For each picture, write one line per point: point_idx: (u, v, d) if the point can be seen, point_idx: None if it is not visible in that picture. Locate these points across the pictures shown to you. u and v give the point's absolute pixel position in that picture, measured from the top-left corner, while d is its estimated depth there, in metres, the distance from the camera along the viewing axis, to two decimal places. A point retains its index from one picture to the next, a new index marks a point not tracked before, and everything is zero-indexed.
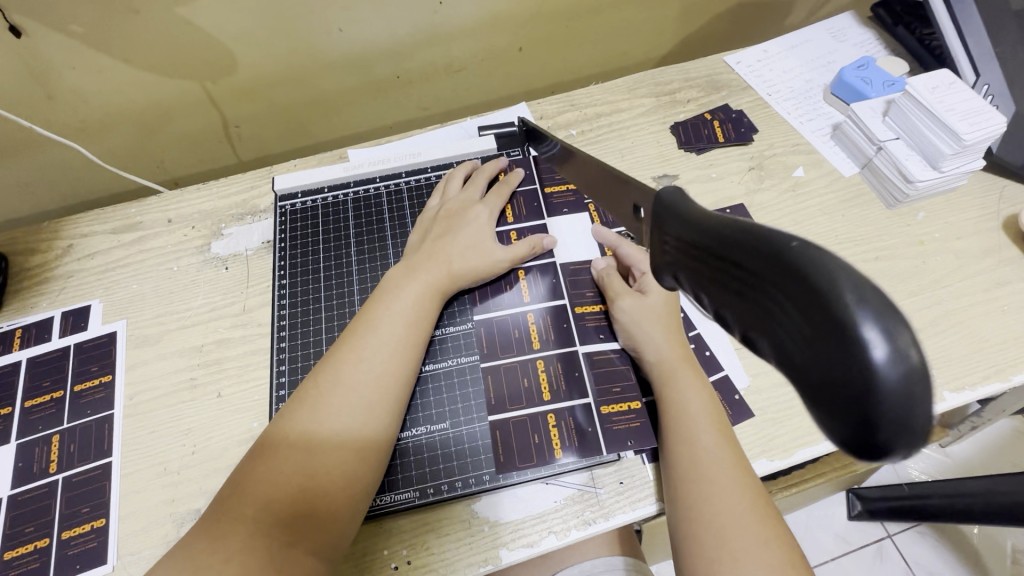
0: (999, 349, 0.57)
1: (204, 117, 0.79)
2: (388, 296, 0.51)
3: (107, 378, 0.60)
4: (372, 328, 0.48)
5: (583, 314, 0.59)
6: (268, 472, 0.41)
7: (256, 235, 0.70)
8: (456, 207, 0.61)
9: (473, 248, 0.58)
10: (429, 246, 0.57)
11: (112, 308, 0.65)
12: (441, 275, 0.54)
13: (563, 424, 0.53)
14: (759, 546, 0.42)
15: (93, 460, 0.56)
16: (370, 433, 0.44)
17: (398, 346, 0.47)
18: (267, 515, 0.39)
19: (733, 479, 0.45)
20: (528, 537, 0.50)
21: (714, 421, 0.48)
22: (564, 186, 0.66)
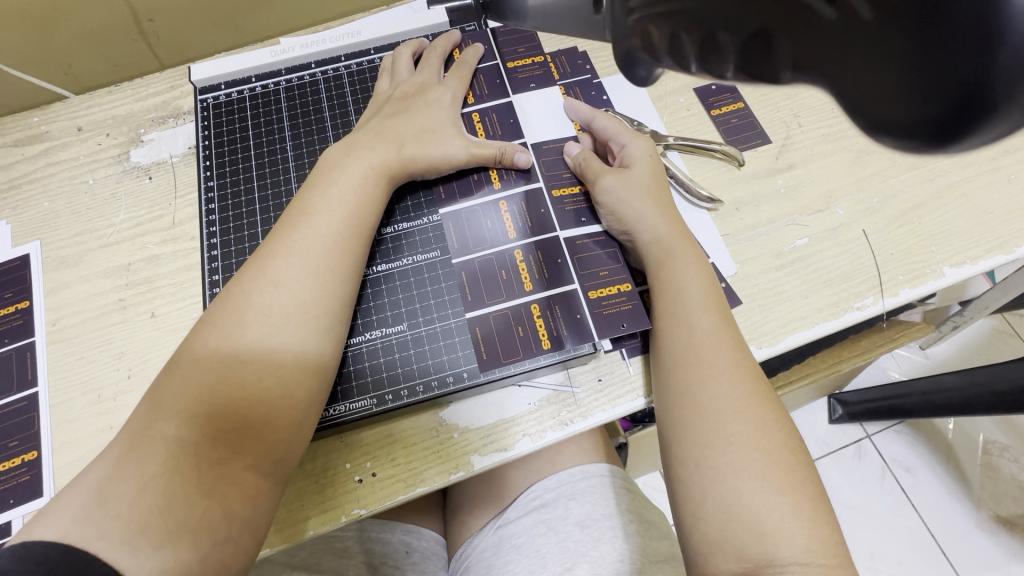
0: (1003, 220, 0.53)
1: (107, 8, 0.67)
2: (316, 198, 0.45)
3: (24, 304, 0.53)
4: (294, 236, 0.42)
5: (561, 196, 0.53)
6: (186, 385, 0.37)
7: (181, 139, 0.61)
8: (409, 88, 0.54)
9: (430, 131, 0.51)
10: (376, 125, 0.51)
11: (22, 228, 0.57)
12: (391, 156, 0.49)
13: (548, 316, 0.49)
14: (757, 431, 0.39)
15: (17, 391, 0.50)
16: (310, 334, 0.40)
17: (337, 240, 0.43)
18: (190, 433, 0.35)
19: (732, 366, 0.42)
20: (500, 442, 0.47)
21: (713, 307, 0.45)
22: (529, 60, 0.60)
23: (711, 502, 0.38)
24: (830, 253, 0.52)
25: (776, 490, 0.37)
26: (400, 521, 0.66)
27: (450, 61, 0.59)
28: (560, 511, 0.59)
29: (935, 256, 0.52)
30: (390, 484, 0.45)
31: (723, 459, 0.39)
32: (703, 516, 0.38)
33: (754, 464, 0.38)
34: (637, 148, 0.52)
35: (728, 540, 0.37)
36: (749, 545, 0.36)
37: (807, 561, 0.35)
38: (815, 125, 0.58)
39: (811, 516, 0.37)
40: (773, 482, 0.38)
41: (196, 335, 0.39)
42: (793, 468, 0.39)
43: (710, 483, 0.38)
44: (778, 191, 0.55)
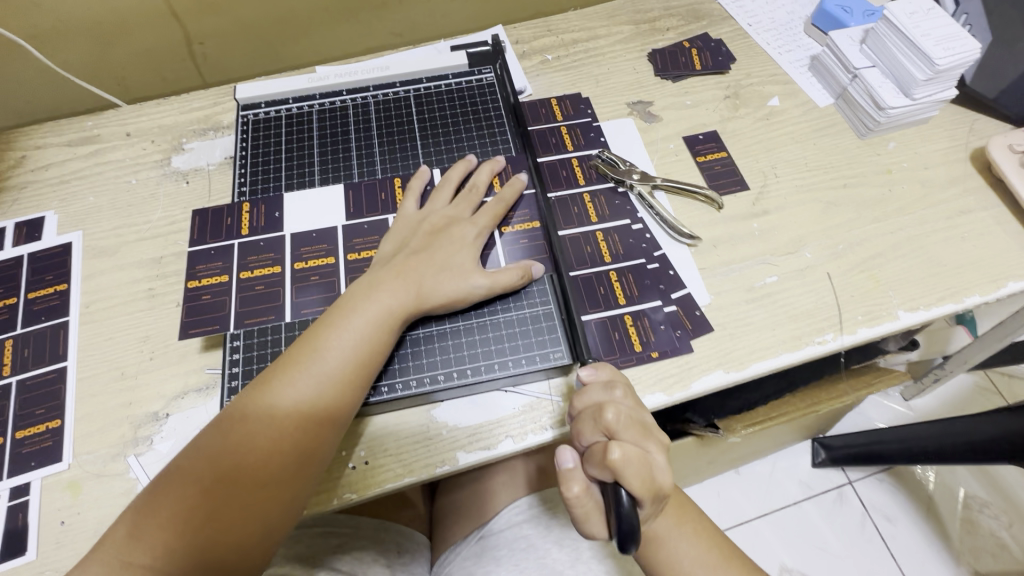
0: (955, 272, 0.58)
1: (165, 30, 0.75)
2: (330, 335, 0.47)
3: (62, 286, 0.59)
4: (299, 375, 0.45)
5: (517, 233, 0.57)
6: (182, 499, 0.40)
7: (218, 150, 0.67)
8: (438, 219, 0.55)
9: (451, 269, 0.51)
10: (400, 264, 0.51)
11: (68, 219, 0.63)
12: (410, 298, 0.49)
13: (524, 217, 0.58)
14: None
15: (49, 363, 0.55)
16: (281, 477, 0.42)
17: (336, 382, 0.45)
18: (181, 554, 0.39)
19: None
20: (485, 441, 0.51)
21: (705, 554, 0.48)
22: (321, 157, 0.61)
23: None
24: (797, 291, 0.57)
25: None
26: (393, 523, 0.69)
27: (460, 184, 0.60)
28: (542, 527, 0.61)
29: (892, 300, 0.57)
30: (381, 473, 0.50)
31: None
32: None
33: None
34: None
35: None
36: None
37: None
38: (790, 176, 0.65)
39: None
40: None
41: (173, 480, 0.41)
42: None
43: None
44: (752, 233, 0.61)
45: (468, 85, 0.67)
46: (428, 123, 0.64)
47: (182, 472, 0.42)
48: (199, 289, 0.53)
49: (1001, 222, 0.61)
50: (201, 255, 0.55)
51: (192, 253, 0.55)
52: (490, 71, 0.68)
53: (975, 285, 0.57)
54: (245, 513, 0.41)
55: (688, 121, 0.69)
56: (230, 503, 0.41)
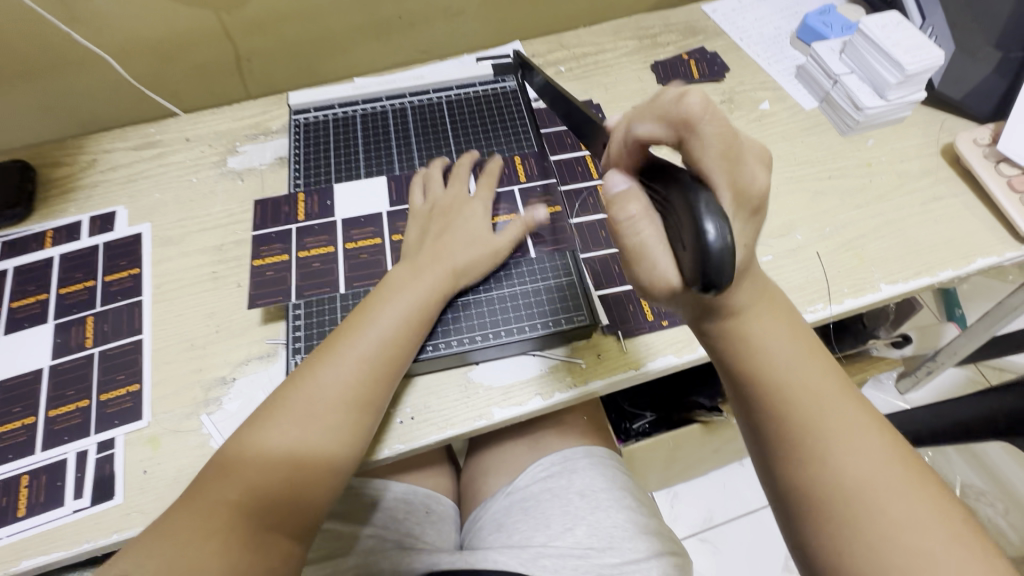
0: (930, 251, 0.66)
1: (218, 48, 0.84)
2: (381, 308, 0.54)
3: (135, 270, 0.66)
4: (358, 342, 0.52)
5: (535, 220, 0.65)
6: (260, 451, 0.47)
7: (269, 152, 0.75)
8: (446, 204, 0.63)
9: (473, 244, 0.60)
10: (434, 247, 0.59)
11: (137, 213, 0.71)
12: (445, 276, 0.57)
13: (539, 207, 0.66)
14: (862, 461, 0.41)
15: (126, 336, 0.62)
16: (346, 427, 0.49)
17: (390, 346, 0.53)
18: (257, 499, 0.45)
19: (811, 376, 0.44)
20: (517, 398, 0.57)
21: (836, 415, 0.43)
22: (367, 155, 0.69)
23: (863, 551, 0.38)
24: (789, 268, 0.65)
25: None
26: (422, 486, 0.75)
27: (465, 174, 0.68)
28: (563, 481, 0.68)
29: (874, 275, 0.64)
30: (425, 425, 0.56)
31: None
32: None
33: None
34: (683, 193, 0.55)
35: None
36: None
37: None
38: (781, 170, 0.72)
39: (951, 542, 0.38)
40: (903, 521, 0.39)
41: (251, 427, 0.49)
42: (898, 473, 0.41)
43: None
44: None
45: (493, 92, 0.76)
46: (458, 124, 0.73)
47: (256, 428, 0.48)
48: (264, 265, 0.60)
49: (970, 207, 0.69)
50: (265, 238, 0.62)
51: (256, 237, 0.62)
52: (513, 80, 0.77)
53: (947, 261, 0.65)
54: (316, 460, 0.48)
55: None
56: (304, 452, 0.48)
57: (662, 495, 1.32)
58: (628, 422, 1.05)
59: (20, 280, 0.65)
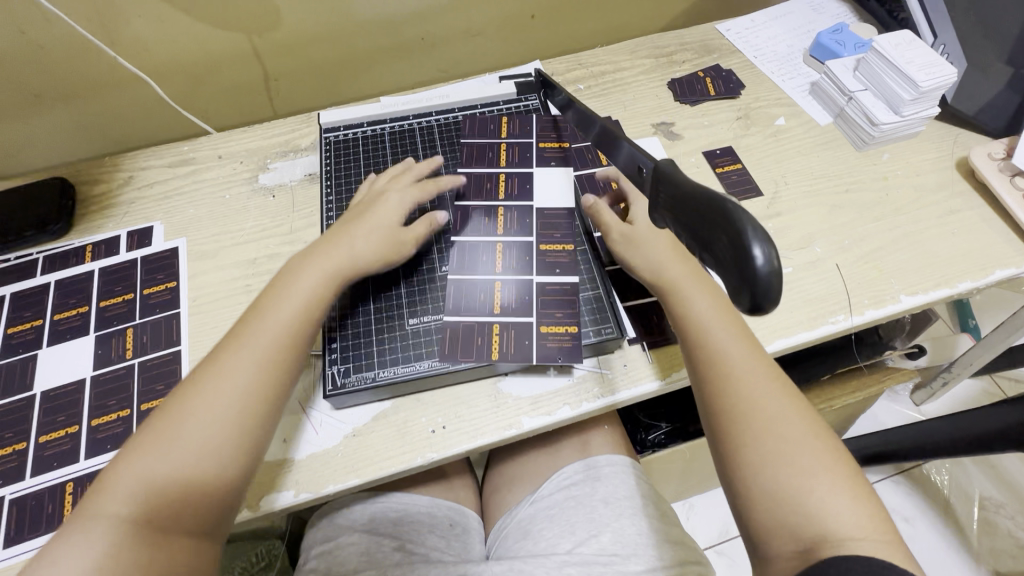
0: (948, 263, 0.67)
1: (249, 69, 0.87)
2: (269, 300, 0.56)
3: (171, 283, 0.68)
4: (247, 329, 0.53)
5: (546, 251, 0.65)
6: (156, 454, 0.47)
7: (299, 169, 0.78)
8: (369, 199, 0.65)
9: (375, 239, 0.61)
10: (333, 236, 0.61)
11: (172, 228, 0.73)
12: (337, 259, 0.58)
13: (548, 237, 0.66)
14: (783, 422, 0.49)
15: (164, 347, 0.63)
16: (240, 417, 0.49)
17: (281, 329, 0.53)
18: (150, 503, 0.45)
19: (746, 364, 0.52)
20: (546, 408, 0.59)
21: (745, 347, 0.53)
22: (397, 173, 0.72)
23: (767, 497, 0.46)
24: (810, 280, 0.66)
25: (822, 477, 0.45)
26: (445, 499, 0.76)
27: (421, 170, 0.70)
28: (587, 489, 0.69)
29: (894, 287, 0.65)
30: (458, 435, 0.57)
31: (767, 475, 0.46)
32: (759, 510, 0.46)
33: (813, 469, 0.46)
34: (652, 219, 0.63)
35: (786, 530, 0.44)
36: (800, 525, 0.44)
37: (858, 532, 0.43)
38: (799, 184, 0.74)
39: (853, 494, 0.45)
40: (811, 468, 0.46)
41: (158, 421, 0.49)
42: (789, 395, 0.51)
43: (760, 489, 0.46)
44: (768, 232, 0.70)
45: (516, 110, 0.78)
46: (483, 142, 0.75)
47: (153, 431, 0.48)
48: None
49: (986, 220, 0.70)
50: None
51: None
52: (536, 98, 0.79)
53: (965, 273, 0.66)
54: (199, 458, 0.47)
55: (706, 138, 0.79)
56: (196, 444, 0.47)
57: (678, 507, 1.32)
58: (643, 433, 1.05)
59: (61, 293, 0.68)
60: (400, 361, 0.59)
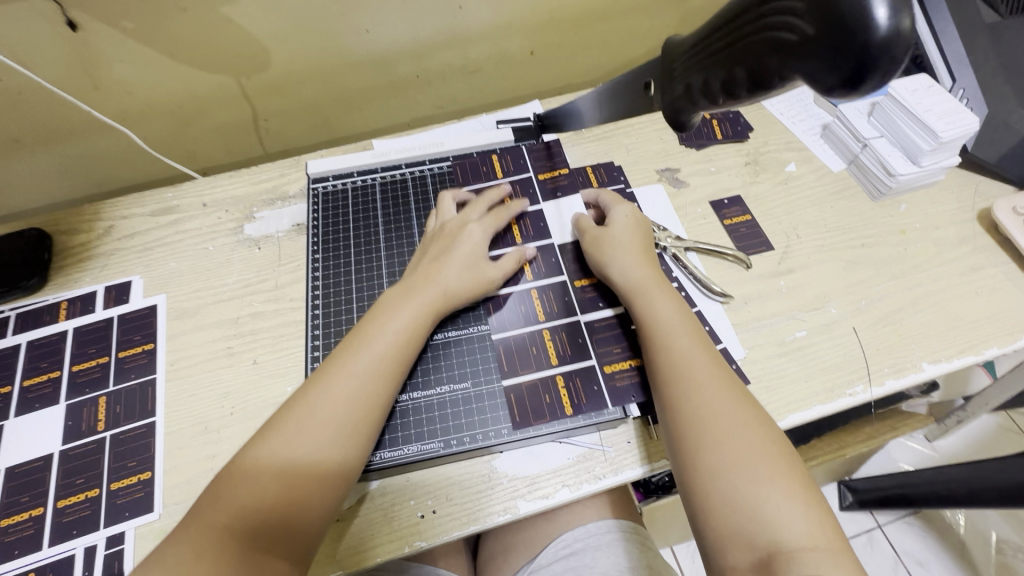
0: (972, 326, 0.63)
1: (236, 110, 0.84)
2: (374, 324, 0.56)
3: (149, 346, 0.64)
4: (353, 356, 0.53)
5: (582, 287, 0.65)
6: (249, 481, 0.46)
7: (286, 218, 0.74)
8: (455, 228, 0.65)
9: (471, 270, 0.61)
10: (425, 270, 0.60)
11: (152, 283, 0.70)
12: (438, 296, 0.59)
13: (544, 296, 0.64)
14: (741, 428, 0.46)
15: (138, 419, 0.60)
16: (338, 453, 0.49)
17: (386, 358, 0.54)
18: (245, 525, 0.44)
19: (710, 376, 0.49)
20: (543, 490, 0.55)
21: (703, 352, 0.51)
22: (389, 227, 0.71)
23: (714, 497, 0.43)
24: (825, 345, 0.62)
25: (775, 483, 0.43)
26: (435, 566, 0.70)
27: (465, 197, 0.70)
28: (586, 559, 0.65)
29: (915, 353, 0.61)
30: (448, 521, 0.53)
31: (723, 482, 0.44)
32: (713, 518, 0.43)
33: (766, 474, 0.43)
34: (622, 213, 0.65)
35: (737, 536, 0.41)
36: (753, 530, 0.41)
37: (808, 542, 0.40)
38: (812, 238, 0.70)
39: (806, 501, 0.42)
40: (762, 474, 0.43)
41: (253, 448, 0.48)
42: (747, 407, 0.47)
43: (714, 495, 0.44)
44: (780, 290, 0.66)
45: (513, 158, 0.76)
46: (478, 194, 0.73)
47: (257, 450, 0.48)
48: None
49: (1011, 278, 0.66)
50: None
51: None
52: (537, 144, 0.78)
53: (992, 338, 0.62)
54: (297, 487, 0.47)
55: (713, 186, 0.75)
56: (294, 474, 0.47)
57: (682, 548, 1.27)
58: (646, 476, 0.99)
59: (33, 356, 0.64)
60: (386, 444, 0.56)
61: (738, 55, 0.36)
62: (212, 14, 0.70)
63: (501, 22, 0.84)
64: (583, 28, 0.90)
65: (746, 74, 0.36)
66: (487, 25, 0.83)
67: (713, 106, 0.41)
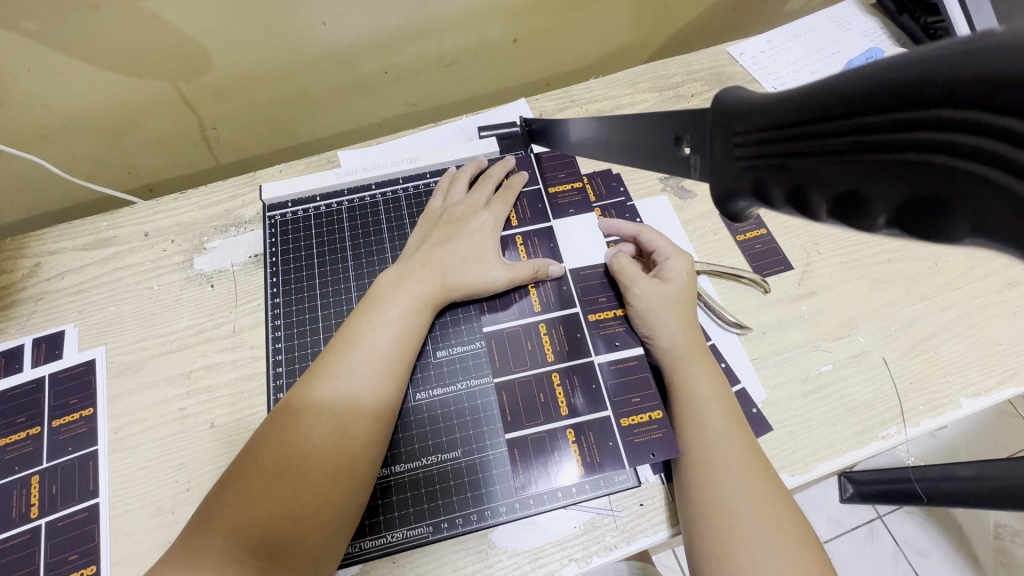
0: (1011, 352, 0.57)
1: (178, 118, 0.73)
2: (364, 321, 0.50)
3: (88, 411, 0.56)
4: (352, 348, 0.48)
5: (599, 321, 0.56)
6: (247, 488, 0.41)
7: (242, 249, 0.65)
8: (458, 211, 0.59)
9: (472, 259, 0.56)
10: (423, 256, 0.55)
11: (89, 332, 0.60)
12: (435, 286, 0.53)
13: (553, 332, 0.56)
14: (772, 527, 0.41)
15: (79, 501, 0.52)
16: (353, 447, 0.44)
17: (386, 352, 0.48)
18: (246, 539, 0.39)
19: (744, 466, 0.44)
20: (548, 567, 0.48)
21: (740, 438, 0.46)
22: (360, 261, 0.62)
23: None
24: (854, 381, 0.56)
25: None
26: None
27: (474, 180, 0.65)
28: None
29: (951, 386, 0.56)
30: None
31: None
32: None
33: None
34: (677, 265, 0.55)
35: None
36: None
37: None
38: (833, 253, 0.63)
39: None
40: None
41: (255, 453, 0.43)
42: (782, 503, 0.43)
43: None
44: (802, 317, 0.59)
45: None
46: None
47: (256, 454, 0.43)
48: None
49: None
50: None
51: None
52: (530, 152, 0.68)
53: None
54: (304, 485, 0.42)
55: None
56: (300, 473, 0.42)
57: None
58: None
59: None
60: (368, 532, 0.48)
61: (890, 174, 0.18)
62: (133, 9, 0.58)
63: (479, 8, 0.73)
64: (571, 11, 0.79)
65: (896, 206, 0.19)
66: (463, 12, 0.73)
67: (804, 217, 0.24)
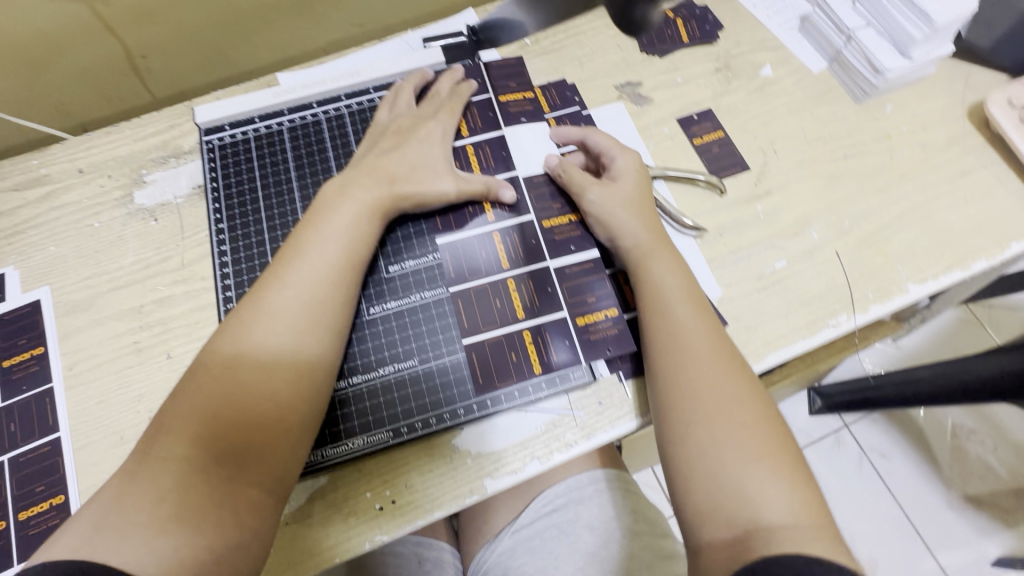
0: (960, 238, 0.58)
1: (102, 47, 0.68)
2: (310, 233, 0.48)
3: (40, 350, 0.55)
4: (298, 261, 0.46)
5: (552, 227, 0.56)
6: (202, 402, 0.41)
7: (184, 179, 0.62)
8: (405, 121, 0.57)
9: (421, 168, 0.54)
10: (369, 165, 0.53)
11: (32, 274, 0.58)
12: (382, 193, 0.51)
13: (507, 241, 0.56)
14: (734, 405, 0.43)
15: (40, 436, 0.52)
16: (308, 357, 0.44)
17: (333, 263, 0.47)
18: (208, 450, 0.39)
19: (709, 350, 0.45)
20: (511, 464, 0.50)
21: (705, 325, 0.47)
22: (306, 181, 0.60)
23: (699, 473, 0.41)
24: (807, 274, 0.57)
25: (761, 462, 0.40)
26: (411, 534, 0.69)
27: (421, 91, 0.62)
28: (570, 514, 0.62)
29: (901, 274, 0.57)
30: (410, 509, 0.48)
31: (709, 461, 0.41)
32: (694, 496, 0.41)
33: (753, 451, 0.40)
34: (624, 163, 0.55)
35: (717, 511, 0.39)
36: (735, 507, 0.39)
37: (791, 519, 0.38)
38: (790, 152, 0.62)
39: (790, 480, 0.39)
40: (751, 450, 0.40)
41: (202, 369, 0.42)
42: (744, 382, 0.44)
43: (700, 475, 0.41)
44: (757, 217, 0.59)
45: None
46: None
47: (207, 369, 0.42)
48: None
49: (1002, 180, 0.60)
50: None
51: None
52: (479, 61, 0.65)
53: (980, 250, 0.57)
54: (261, 396, 0.41)
55: (679, 101, 0.65)
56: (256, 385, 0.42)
57: None
58: None
59: None
60: (329, 441, 0.49)
61: None
62: None
63: None
64: None
65: None
66: None
67: None
